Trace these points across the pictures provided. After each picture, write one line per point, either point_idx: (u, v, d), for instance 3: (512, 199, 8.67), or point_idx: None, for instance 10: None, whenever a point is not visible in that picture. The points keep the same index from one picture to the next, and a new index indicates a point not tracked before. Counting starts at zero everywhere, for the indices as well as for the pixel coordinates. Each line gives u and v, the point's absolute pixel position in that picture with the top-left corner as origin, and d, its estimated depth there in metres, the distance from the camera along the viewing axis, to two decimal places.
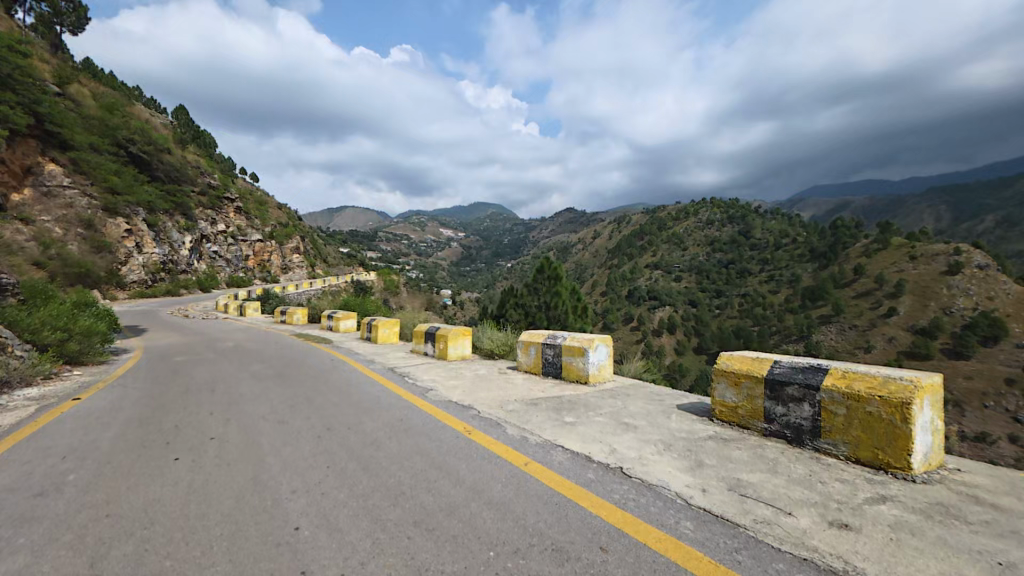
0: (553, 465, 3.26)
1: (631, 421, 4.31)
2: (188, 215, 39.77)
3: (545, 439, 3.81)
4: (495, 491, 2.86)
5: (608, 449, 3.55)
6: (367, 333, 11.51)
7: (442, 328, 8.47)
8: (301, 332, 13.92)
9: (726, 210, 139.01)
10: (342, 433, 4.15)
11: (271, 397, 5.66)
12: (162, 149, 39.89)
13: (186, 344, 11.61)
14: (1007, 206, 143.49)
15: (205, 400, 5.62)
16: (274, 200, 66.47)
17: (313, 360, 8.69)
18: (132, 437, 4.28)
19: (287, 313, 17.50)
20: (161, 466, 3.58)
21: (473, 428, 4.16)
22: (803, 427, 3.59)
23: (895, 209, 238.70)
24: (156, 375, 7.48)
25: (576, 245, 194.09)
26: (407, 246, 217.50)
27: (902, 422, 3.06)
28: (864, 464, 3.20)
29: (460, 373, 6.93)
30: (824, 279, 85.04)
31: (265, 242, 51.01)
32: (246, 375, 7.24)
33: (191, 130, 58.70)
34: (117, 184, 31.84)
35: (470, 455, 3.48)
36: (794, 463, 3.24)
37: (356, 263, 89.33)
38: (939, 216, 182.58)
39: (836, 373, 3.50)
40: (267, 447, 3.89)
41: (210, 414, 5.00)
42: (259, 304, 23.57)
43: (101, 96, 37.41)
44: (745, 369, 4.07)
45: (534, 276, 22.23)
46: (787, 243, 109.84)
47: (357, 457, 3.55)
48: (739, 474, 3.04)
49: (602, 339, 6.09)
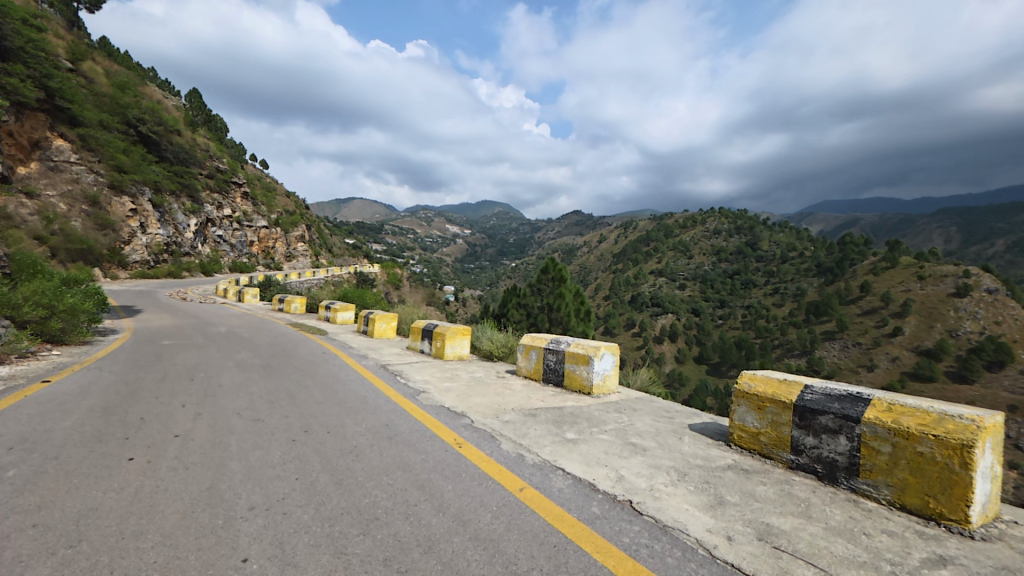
0: (552, 491, 2.84)
1: (639, 442, 3.87)
2: (194, 198, 39.48)
3: (543, 459, 3.37)
4: (483, 523, 2.45)
5: (615, 476, 3.13)
6: (364, 327, 11.14)
7: (440, 326, 8.07)
8: (296, 322, 13.53)
9: (734, 220, 137.88)
10: (319, 437, 3.74)
11: (251, 390, 5.26)
12: (173, 131, 39.69)
13: (177, 327, 11.21)
14: (1019, 232, 142.71)
15: (180, 390, 5.23)
16: (282, 188, 66.46)
17: (304, 352, 8.28)
18: (88, 428, 3.90)
19: (285, 301, 17.16)
20: (111, 465, 3.19)
21: (464, 441, 3.74)
22: (837, 463, 3.16)
23: (905, 227, 237.10)
24: (137, 359, 7.12)
25: (582, 248, 193.38)
26: (413, 241, 217.98)
27: (961, 467, 2.63)
28: (911, 511, 2.78)
29: (456, 375, 6.51)
30: (830, 295, 84.42)
31: (271, 229, 50.72)
32: (231, 364, 6.85)
33: (203, 115, 58.78)
34: (124, 162, 31.51)
35: (458, 474, 3.07)
36: (829, 506, 2.82)
37: (362, 254, 89.24)
38: (949, 236, 180.77)
39: (881, 405, 3.06)
40: (234, 449, 3.47)
41: (182, 406, 4.59)
42: (259, 290, 23.29)
43: (114, 74, 37.32)
44: (771, 394, 3.64)
45: (538, 277, 21.65)
46: (794, 257, 109.21)
47: (330, 468, 3.14)
48: (768, 517, 2.62)
49: (608, 347, 5.63)
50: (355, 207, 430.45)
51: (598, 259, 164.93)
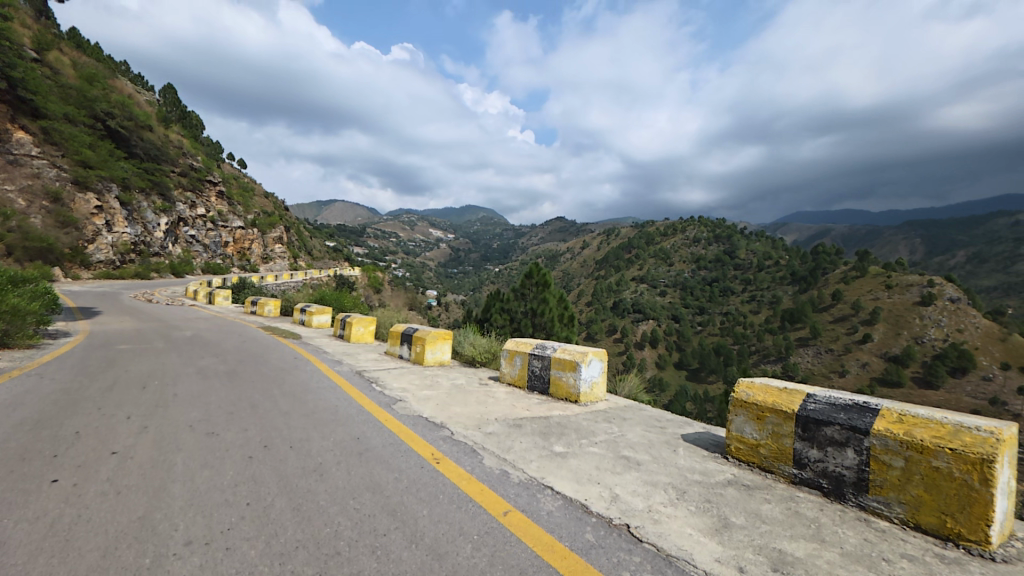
0: (542, 515, 2.53)
1: (631, 455, 3.62)
2: (166, 196, 37.85)
3: (529, 477, 3.06)
4: (462, 557, 2.12)
5: (609, 495, 2.83)
6: (341, 331, 10.63)
7: (420, 330, 7.69)
8: (269, 325, 12.91)
9: (712, 228, 140.98)
10: (281, 454, 3.35)
11: (210, 400, 4.81)
12: (144, 126, 38.29)
13: (138, 331, 10.52)
14: (979, 245, 151.35)
15: (129, 400, 4.74)
16: (260, 188, 64.90)
17: (273, 358, 7.73)
18: (12, 445, 3.44)
19: (258, 304, 16.43)
20: (29, 490, 2.73)
21: (442, 455, 3.41)
22: (844, 479, 2.95)
23: (874, 238, 246.56)
24: (84, 366, 6.49)
25: (564, 253, 194.71)
26: (396, 244, 216.46)
27: (980, 483, 2.43)
28: (926, 531, 2.58)
29: (436, 382, 6.14)
30: (804, 303, 87.08)
31: (247, 230, 49.08)
32: (191, 371, 6.34)
33: (178, 111, 57.05)
34: (90, 157, 29.96)
35: (436, 495, 2.74)
36: (842, 527, 2.59)
37: (342, 257, 87.67)
38: (914, 247, 189.75)
39: (890, 416, 2.85)
40: (180, 469, 3.06)
41: (127, 419, 4.13)
42: (232, 292, 22.39)
43: (82, 66, 35.78)
44: (771, 402, 3.43)
45: (522, 282, 21.35)
46: (770, 265, 112.27)
47: (288, 491, 2.76)
48: (778, 542, 2.38)
49: (596, 353, 5.38)
50: (338, 209, 431.03)
51: (581, 265, 166.71)
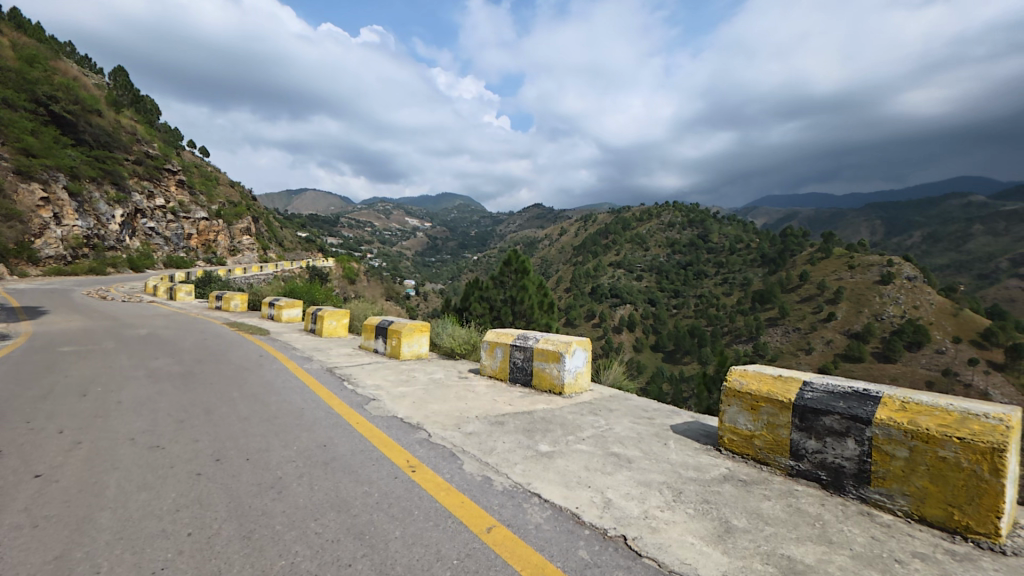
0: (530, 531, 2.26)
1: (620, 450, 3.40)
2: (120, 185, 35.48)
3: (514, 483, 2.79)
4: None
5: (601, 501, 2.59)
6: (312, 324, 10.12)
7: (396, 323, 7.30)
8: (235, 320, 12.21)
9: (687, 213, 143.06)
10: (234, 469, 2.99)
11: (157, 407, 4.35)
12: (92, 110, 35.51)
13: (86, 330, 9.74)
14: (931, 226, 159.72)
15: (65, 411, 4.23)
16: (224, 176, 61.90)
17: (235, 356, 7.21)
18: None
19: (223, 298, 15.62)
20: None
21: (418, 462, 3.11)
22: (843, 470, 2.81)
23: (838, 220, 256.64)
24: (17, 371, 5.86)
25: (542, 240, 195.33)
26: (372, 233, 211.77)
27: (991, 473, 2.30)
28: (932, 524, 2.45)
29: (411, 377, 5.80)
30: (774, 285, 90.07)
31: (212, 221, 46.49)
32: (141, 373, 5.80)
33: (129, 95, 53.43)
34: (33, 145, 27.66)
35: (410, 512, 2.43)
36: (846, 524, 2.44)
37: (314, 248, 84.97)
38: (874, 229, 198.68)
39: (893, 404, 2.70)
40: (114, 493, 2.65)
41: (58, 434, 3.64)
42: (195, 287, 21.27)
43: (21, 47, 33.10)
44: (765, 391, 3.25)
45: (500, 269, 20.92)
46: (741, 248, 115.36)
47: (239, 514, 2.41)
48: (785, 546, 2.19)
49: (580, 342, 5.14)
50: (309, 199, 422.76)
51: (558, 251, 167.62)
